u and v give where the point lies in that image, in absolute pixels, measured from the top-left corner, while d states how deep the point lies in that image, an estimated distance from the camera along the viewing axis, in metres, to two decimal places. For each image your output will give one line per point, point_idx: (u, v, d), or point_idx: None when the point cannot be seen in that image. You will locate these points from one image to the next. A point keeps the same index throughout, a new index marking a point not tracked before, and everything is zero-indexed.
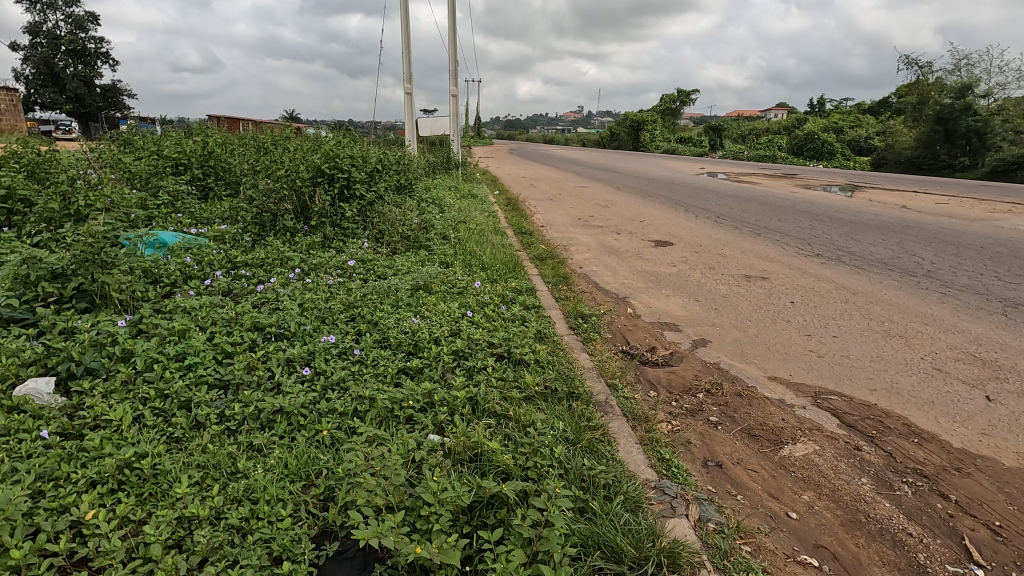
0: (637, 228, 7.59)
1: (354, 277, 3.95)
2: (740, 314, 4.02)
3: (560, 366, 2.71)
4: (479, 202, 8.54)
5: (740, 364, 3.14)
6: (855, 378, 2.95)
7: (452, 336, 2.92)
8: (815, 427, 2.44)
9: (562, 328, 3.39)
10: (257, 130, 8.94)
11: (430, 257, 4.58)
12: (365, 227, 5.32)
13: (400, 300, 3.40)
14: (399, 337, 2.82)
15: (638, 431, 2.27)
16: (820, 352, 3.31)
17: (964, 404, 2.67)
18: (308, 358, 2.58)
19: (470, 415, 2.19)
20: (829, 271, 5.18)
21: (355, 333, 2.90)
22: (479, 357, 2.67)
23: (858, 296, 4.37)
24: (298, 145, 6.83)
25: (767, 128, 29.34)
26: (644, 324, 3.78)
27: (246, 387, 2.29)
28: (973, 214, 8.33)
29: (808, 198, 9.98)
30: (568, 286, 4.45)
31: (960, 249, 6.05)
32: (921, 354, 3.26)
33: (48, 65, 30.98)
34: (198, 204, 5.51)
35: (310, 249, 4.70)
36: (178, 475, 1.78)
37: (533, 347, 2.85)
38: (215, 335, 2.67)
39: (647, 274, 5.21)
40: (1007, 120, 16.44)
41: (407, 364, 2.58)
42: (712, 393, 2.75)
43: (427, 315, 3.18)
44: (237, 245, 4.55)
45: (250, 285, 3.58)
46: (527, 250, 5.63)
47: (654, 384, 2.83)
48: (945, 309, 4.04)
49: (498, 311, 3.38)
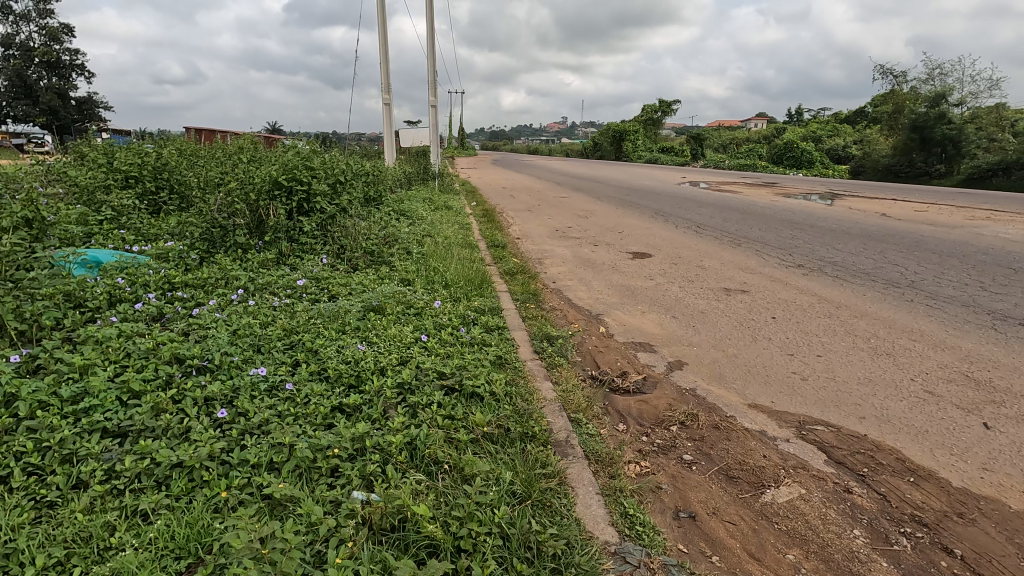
0: (615, 239, 7.37)
1: (305, 296, 3.67)
2: (718, 331, 3.77)
3: (518, 399, 2.43)
4: (453, 213, 8.32)
5: (718, 389, 2.88)
6: (841, 404, 2.70)
7: (399, 365, 2.65)
8: (800, 465, 2.18)
9: (526, 351, 3.11)
10: (224, 141, 8.65)
11: (390, 273, 4.29)
12: (325, 242, 5.05)
13: (347, 324, 3.10)
14: (340, 368, 2.55)
15: (600, 478, 1.98)
16: (803, 374, 3.06)
17: (960, 433, 2.43)
18: (231, 395, 2.31)
19: (407, 463, 1.90)
20: (811, 282, 5.00)
21: (289, 365, 2.61)
22: (426, 392, 2.38)
23: (842, 310, 4.17)
24: (258, 156, 6.53)
25: (746, 139, 29.83)
26: (616, 345, 3.52)
27: (148, 434, 2.00)
28: (952, 220, 8.30)
29: (789, 206, 9.91)
30: (537, 303, 4.19)
31: (943, 257, 5.93)
32: (910, 375, 3.03)
33: (20, 77, 30.50)
34: (145, 219, 5.17)
35: (262, 266, 4.42)
36: (34, 554, 1.47)
37: (489, 377, 2.56)
38: (125, 370, 2.36)
39: (622, 289, 4.97)
40: (980, 128, 16.71)
41: (344, 400, 2.31)
42: (686, 425, 2.48)
43: (375, 341, 2.88)
44: (182, 263, 4.28)
45: (185, 308, 3.31)
46: (498, 264, 5.37)
47: (624, 416, 2.57)
48: (933, 323, 3.85)
49: (454, 335, 3.11)
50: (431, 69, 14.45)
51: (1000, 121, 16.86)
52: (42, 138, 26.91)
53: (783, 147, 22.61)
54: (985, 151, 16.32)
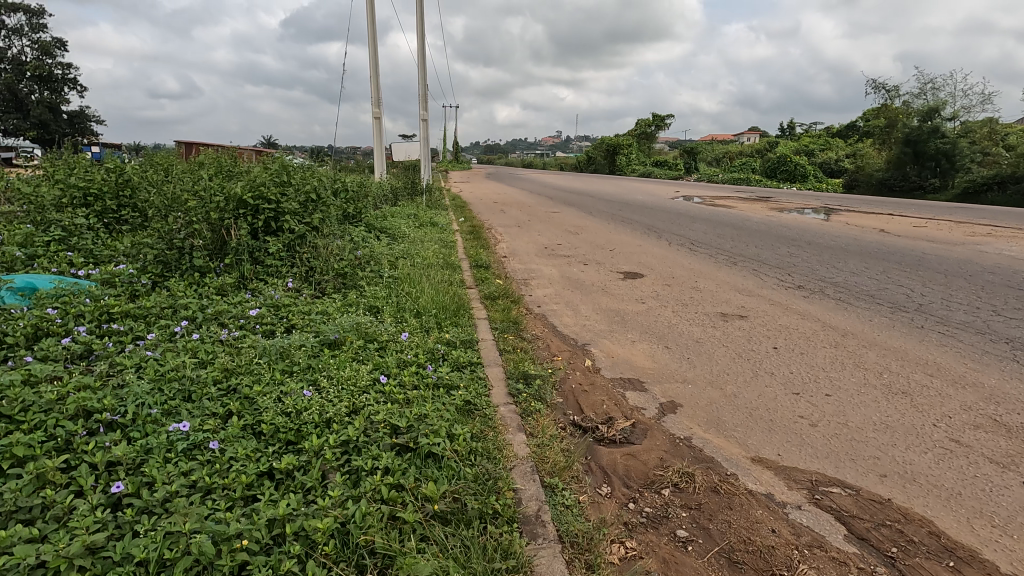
0: (605, 257, 7.06)
1: (258, 328, 3.31)
2: (715, 365, 3.42)
3: (483, 460, 2.07)
4: (438, 230, 8.00)
5: (716, 439, 2.53)
6: (858, 458, 2.36)
7: (348, 416, 2.29)
8: (815, 543, 1.83)
9: (499, 393, 2.75)
10: (199, 154, 8.30)
11: (358, 299, 3.94)
12: (292, 264, 4.70)
13: (296, 364, 2.73)
14: (276, 422, 2.19)
15: (574, 570, 1.62)
16: (812, 419, 2.71)
17: (998, 497, 2.08)
18: (139, 460, 1.95)
19: (332, 558, 1.54)
20: (813, 306, 4.68)
21: (219, 417, 2.25)
22: (373, 451, 2.01)
23: (849, 339, 3.84)
24: (230, 171, 6.18)
25: (739, 153, 29.86)
26: (602, 382, 3.16)
27: (21, 516, 1.64)
28: (953, 236, 8.05)
29: (785, 221, 9.66)
30: (517, 332, 3.85)
31: (949, 277, 5.64)
32: (932, 419, 2.68)
33: (13, 91, 30.27)
34: (99, 239, 4.80)
35: (219, 291, 4.07)
36: None
37: (452, 431, 2.20)
38: (15, 429, 1.99)
39: (612, 313, 4.63)
40: (974, 142, 16.65)
41: (273, 467, 1.94)
42: (681, 488, 2.12)
43: (323, 385, 2.52)
44: (131, 289, 3.92)
45: (118, 344, 2.93)
46: (479, 287, 5.03)
47: (608, 476, 2.21)
48: (949, 354, 3.52)
49: (418, 376, 2.74)
50: (421, 82, 14.24)
51: (993, 135, 16.78)
52: (30, 150, 26.60)
53: (776, 161, 22.53)
54: (979, 165, 16.22)
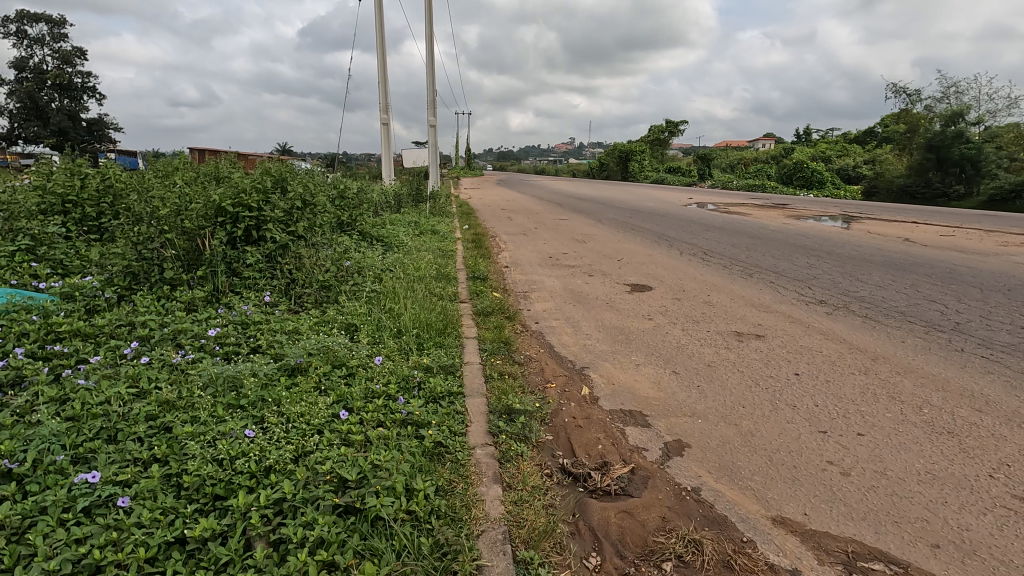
0: (612, 268, 6.69)
1: (217, 351, 2.98)
2: (729, 395, 3.02)
3: (443, 527, 1.71)
4: (437, 239, 7.68)
5: (730, 491, 2.14)
6: (902, 519, 1.96)
7: (291, 463, 1.94)
8: None
9: (478, 431, 2.39)
10: (195, 159, 8.08)
11: (335, 316, 3.61)
12: (272, 276, 4.38)
13: (246, 397, 2.39)
14: (203, 472, 1.84)
15: None
16: (844, 466, 2.31)
17: None
18: (27, 523, 1.61)
19: None
20: (838, 324, 4.26)
21: (139, 464, 1.91)
22: (307, 515, 1.66)
23: (880, 364, 3.43)
24: (217, 177, 5.90)
25: (754, 159, 29.32)
26: (599, 416, 2.78)
27: None
28: (984, 246, 7.58)
29: (803, 229, 9.22)
30: (508, 354, 3.49)
31: (985, 292, 5.19)
32: (988, 468, 2.27)
33: (32, 99, 30.68)
34: (71, 249, 4.52)
35: (187, 306, 3.76)
36: None
37: (409, 485, 1.84)
38: None
39: (616, 331, 4.25)
40: (1000, 148, 16.04)
41: (184, 534, 1.59)
42: (686, 562, 1.74)
43: (270, 423, 2.17)
44: (92, 303, 3.63)
45: (53, 369, 2.61)
46: (472, 301, 4.68)
47: (599, 540, 1.83)
48: (997, 384, 3.10)
49: (385, 410, 2.39)
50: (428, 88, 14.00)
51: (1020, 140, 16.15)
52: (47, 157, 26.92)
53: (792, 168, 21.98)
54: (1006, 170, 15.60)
